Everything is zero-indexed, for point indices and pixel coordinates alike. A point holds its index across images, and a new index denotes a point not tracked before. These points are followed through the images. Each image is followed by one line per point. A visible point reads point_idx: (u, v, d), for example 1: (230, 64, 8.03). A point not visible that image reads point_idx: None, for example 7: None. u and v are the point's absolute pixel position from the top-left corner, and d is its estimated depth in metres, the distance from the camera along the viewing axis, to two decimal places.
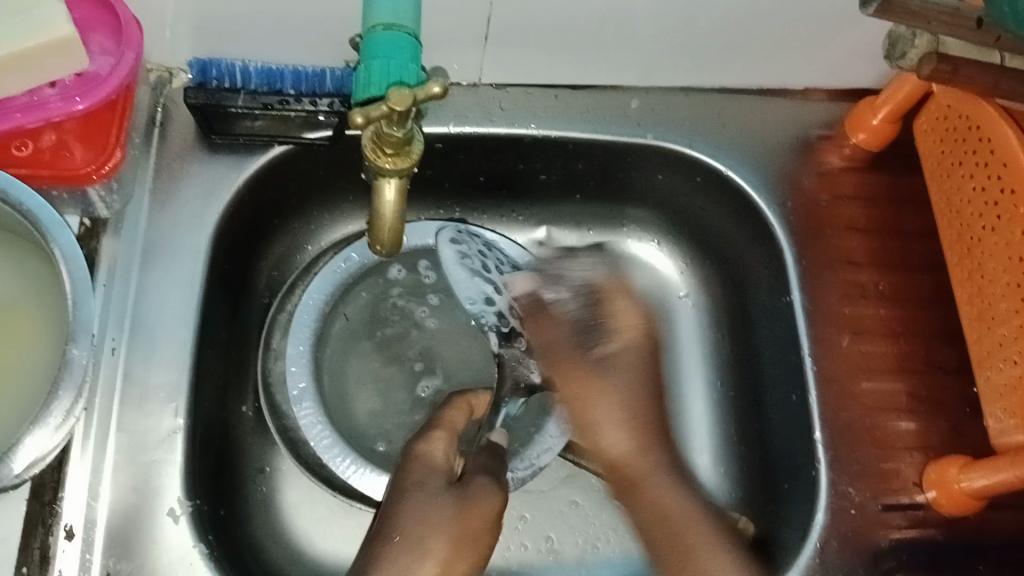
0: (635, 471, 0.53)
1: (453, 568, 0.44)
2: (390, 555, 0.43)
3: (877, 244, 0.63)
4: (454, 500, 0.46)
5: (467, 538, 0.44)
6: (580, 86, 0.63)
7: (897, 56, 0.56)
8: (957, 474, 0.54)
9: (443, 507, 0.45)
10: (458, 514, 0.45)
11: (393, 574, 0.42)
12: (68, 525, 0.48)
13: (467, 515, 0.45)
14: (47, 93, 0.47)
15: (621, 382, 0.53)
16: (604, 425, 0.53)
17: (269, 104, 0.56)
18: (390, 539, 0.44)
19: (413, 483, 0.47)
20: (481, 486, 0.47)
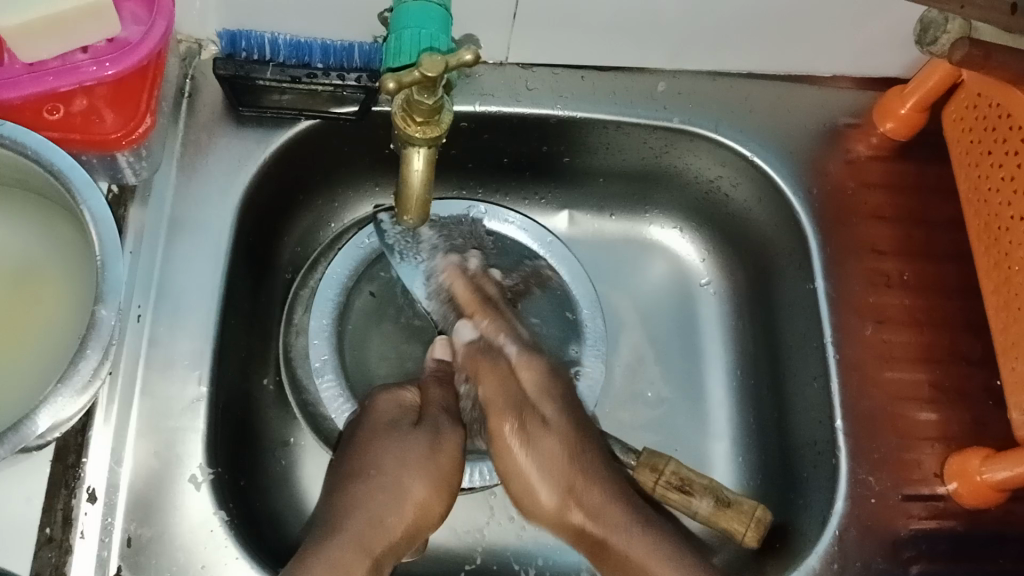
0: (569, 492, 0.55)
1: (423, 502, 0.53)
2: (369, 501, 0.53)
3: (903, 233, 0.62)
4: (426, 439, 0.55)
5: (439, 474, 0.54)
6: (607, 68, 0.63)
7: (928, 41, 0.55)
8: (979, 465, 0.54)
9: (419, 455, 0.54)
10: (429, 454, 0.54)
11: (369, 507, 0.52)
12: (90, 488, 0.48)
13: (437, 458, 0.54)
14: (79, 58, 0.48)
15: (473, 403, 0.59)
16: (526, 448, 0.55)
17: (296, 76, 0.55)
18: (367, 478, 0.53)
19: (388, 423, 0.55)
20: (452, 431, 0.55)
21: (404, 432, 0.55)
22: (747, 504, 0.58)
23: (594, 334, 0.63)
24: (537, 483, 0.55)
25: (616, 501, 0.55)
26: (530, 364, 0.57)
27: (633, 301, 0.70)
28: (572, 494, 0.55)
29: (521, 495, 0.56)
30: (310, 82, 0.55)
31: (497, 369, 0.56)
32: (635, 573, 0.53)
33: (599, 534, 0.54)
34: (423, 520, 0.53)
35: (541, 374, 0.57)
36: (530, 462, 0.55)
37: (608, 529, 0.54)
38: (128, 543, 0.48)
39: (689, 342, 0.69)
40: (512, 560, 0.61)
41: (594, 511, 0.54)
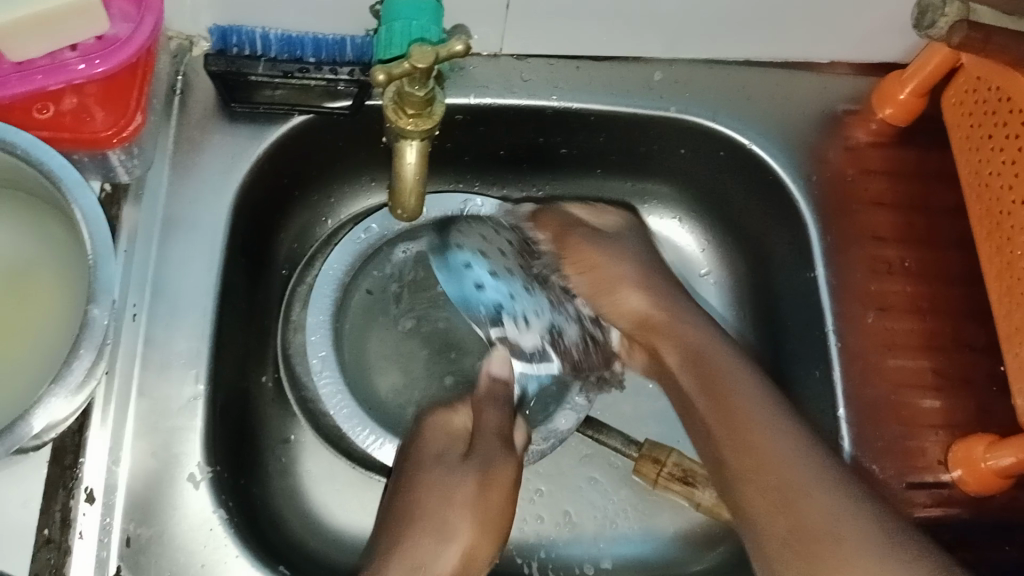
0: (641, 312, 0.57)
1: (481, 547, 0.52)
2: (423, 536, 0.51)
3: (905, 220, 0.62)
4: (474, 474, 0.53)
5: (487, 515, 0.53)
6: (602, 57, 0.63)
7: (926, 24, 0.55)
8: (983, 452, 0.53)
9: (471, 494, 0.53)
10: (477, 493, 0.53)
11: (422, 540, 0.51)
12: (88, 488, 0.47)
13: (488, 492, 0.53)
14: (68, 55, 0.48)
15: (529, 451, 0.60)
16: (628, 291, 0.58)
17: (288, 71, 0.55)
18: (414, 519, 0.52)
19: (433, 452, 0.54)
20: (502, 459, 0.54)
21: (453, 465, 0.54)
22: None
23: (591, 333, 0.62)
24: (651, 323, 0.57)
25: (742, 401, 0.50)
26: (585, 254, 0.59)
27: None
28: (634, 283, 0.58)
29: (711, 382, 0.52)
30: (302, 75, 0.56)
31: (579, 250, 0.59)
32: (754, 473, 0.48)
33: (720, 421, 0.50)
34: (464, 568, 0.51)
35: (632, 234, 0.61)
36: (607, 259, 0.58)
37: (665, 325, 0.56)
38: (127, 544, 0.48)
39: None
40: (515, 554, 0.61)
41: (676, 342, 0.55)
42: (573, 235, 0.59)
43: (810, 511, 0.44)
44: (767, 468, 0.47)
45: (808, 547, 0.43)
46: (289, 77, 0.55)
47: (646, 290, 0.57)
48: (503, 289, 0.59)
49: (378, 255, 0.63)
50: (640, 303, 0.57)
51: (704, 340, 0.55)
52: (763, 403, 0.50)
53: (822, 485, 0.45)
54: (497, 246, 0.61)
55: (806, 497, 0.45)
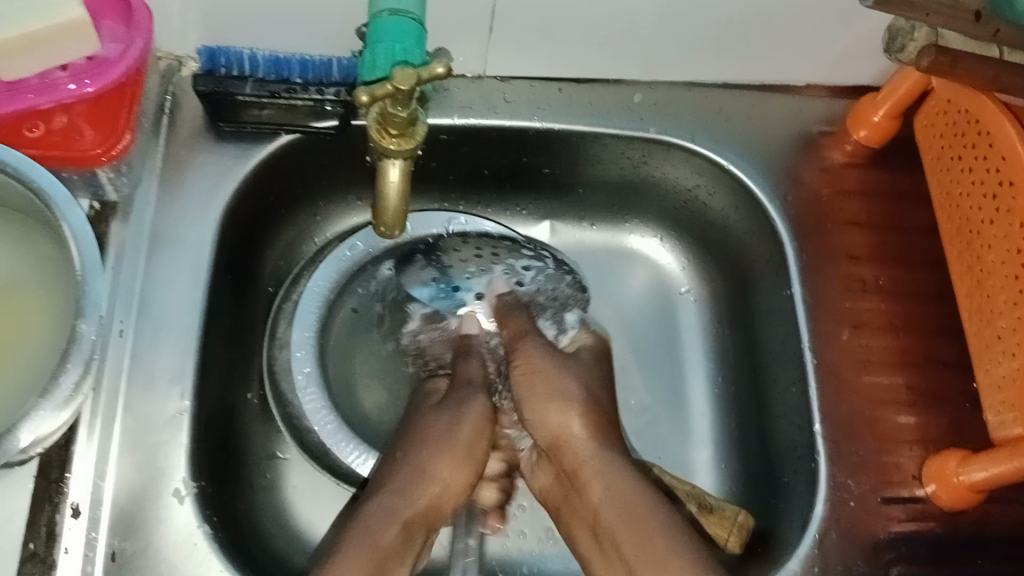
0: (574, 460, 0.54)
1: (455, 477, 0.55)
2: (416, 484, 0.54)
3: (879, 239, 0.63)
4: (449, 421, 0.57)
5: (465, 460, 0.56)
6: (583, 80, 0.64)
7: (897, 49, 0.56)
8: (956, 467, 0.54)
9: (458, 453, 0.56)
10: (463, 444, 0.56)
11: (429, 488, 0.54)
12: (75, 503, 0.48)
13: (462, 439, 0.56)
14: (58, 75, 0.48)
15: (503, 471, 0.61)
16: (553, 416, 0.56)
17: (276, 91, 0.56)
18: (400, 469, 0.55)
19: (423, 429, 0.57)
20: (475, 404, 0.58)
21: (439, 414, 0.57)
22: (730, 509, 0.58)
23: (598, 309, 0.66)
24: (575, 468, 0.54)
25: (613, 482, 0.53)
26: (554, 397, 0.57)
27: (614, 310, 0.70)
28: (599, 469, 0.54)
29: (564, 459, 0.55)
30: (290, 95, 0.56)
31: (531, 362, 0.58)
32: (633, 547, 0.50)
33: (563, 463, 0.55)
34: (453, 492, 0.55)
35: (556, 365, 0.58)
36: (555, 402, 0.56)
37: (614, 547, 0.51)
38: (111, 559, 0.48)
39: (671, 351, 0.69)
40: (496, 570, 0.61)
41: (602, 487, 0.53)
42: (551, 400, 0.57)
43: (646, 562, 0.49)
44: (625, 514, 0.51)
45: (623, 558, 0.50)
46: (276, 97, 0.56)
47: (592, 429, 0.56)
48: (454, 288, 0.62)
49: (363, 273, 0.63)
50: (569, 424, 0.56)
51: (596, 450, 0.55)
52: (629, 476, 0.53)
53: (670, 539, 0.49)
54: (457, 257, 0.63)
55: (652, 537, 0.50)
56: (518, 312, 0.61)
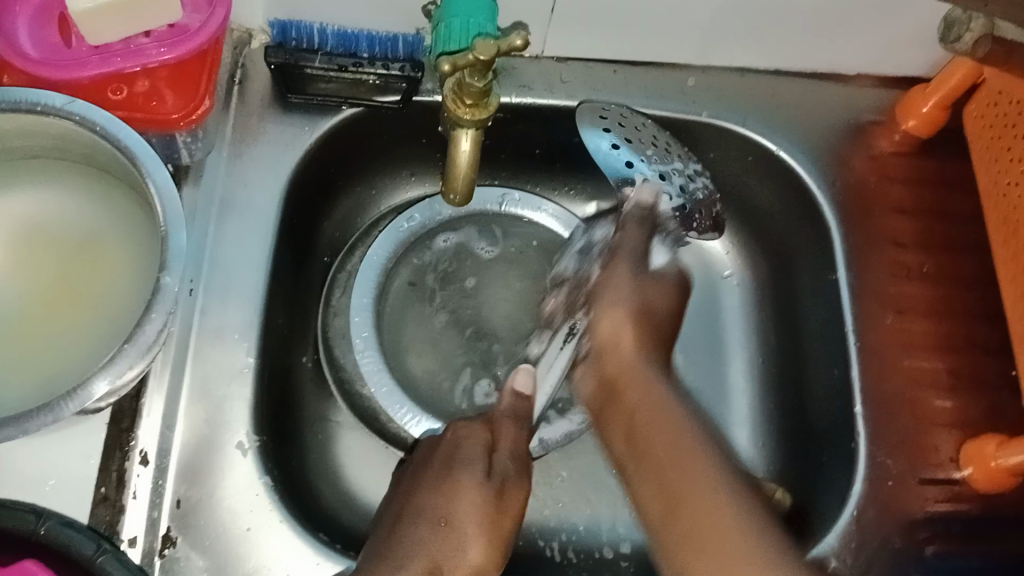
0: (627, 363, 0.51)
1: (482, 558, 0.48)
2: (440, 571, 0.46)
3: (923, 227, 0.64)
4: (494, 490, 0.50)
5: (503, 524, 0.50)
6: (639, 62, 0.65)
7: (954, 38, 0.57)
8: (994, 450, 0.56)
9: (483, 499, 0.50)
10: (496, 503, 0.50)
11: (440, 548, 0.47)
12: (143, 450, 0.50)
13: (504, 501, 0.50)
14: (142, 42, 0.51)
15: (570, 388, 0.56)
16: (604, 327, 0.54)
17: (344, 64, 0.59)
18: (433, 522, 0.48)
19: (464, 457, 0.52)
20: (518, 482, 0.52)
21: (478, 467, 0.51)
22: (767, 487, 0.60)
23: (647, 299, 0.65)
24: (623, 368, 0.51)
25: (654, 425, 0.46)
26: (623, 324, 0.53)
27: None
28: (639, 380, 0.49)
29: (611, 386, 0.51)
30: (355, 70, 0.59)
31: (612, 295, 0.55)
32: (674, 498, 0.42)
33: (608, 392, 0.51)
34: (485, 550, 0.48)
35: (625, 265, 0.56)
36: (613, 286, 0.55)
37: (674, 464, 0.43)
38: (176, 506, 0.51)
39: (713, 333, 0.71)
40: (537, 535, 0.63)
41: (629, 406, 0.48)
42: (619, 357, 0.52)
43: (693, 476, 0.42)
44: (654, 424, 0.46)
45: (680, 505, 0.42)
46: (342, 71, 0.59)
47: (640, 346, 0.52)
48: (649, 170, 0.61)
49: (420, 243, 0.66)
50: (618, 317, 0.53)
51: (637, 357, 0.51)
52: (677, 400, 0.48)
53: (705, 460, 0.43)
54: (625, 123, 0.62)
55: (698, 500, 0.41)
56: (644, 225, 0.59)
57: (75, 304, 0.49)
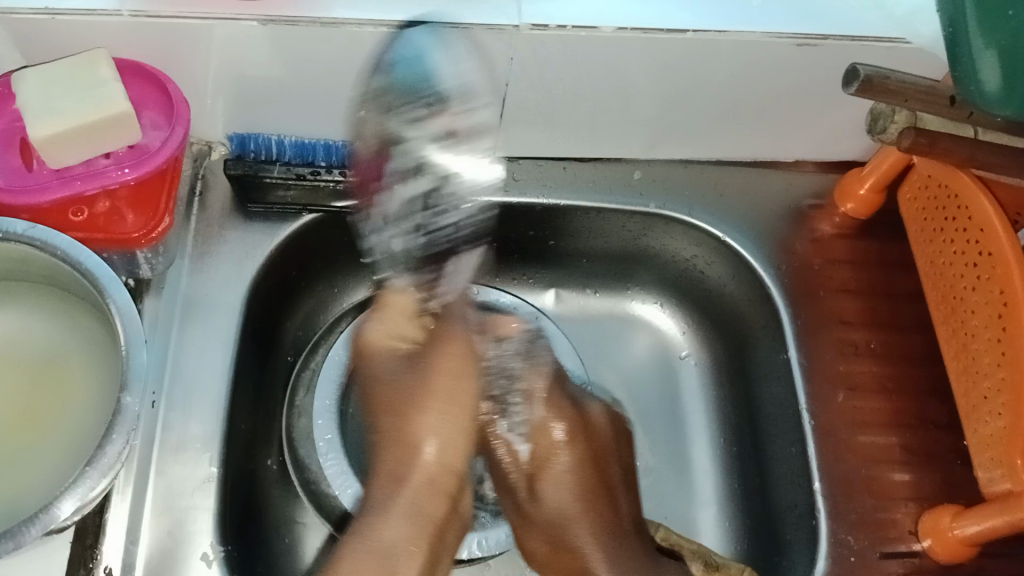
0: (572, 542, 0.57)
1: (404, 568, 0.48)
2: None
3: (869, 305, 0.67)
4: (410, 494, 0.50)
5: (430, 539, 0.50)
6: (587, 159, 0.68)
7: (879, 129, 0.60)
8: (951, 522, 0.57)
9: (423, 504, 0.51)
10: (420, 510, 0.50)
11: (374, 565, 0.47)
12: (107, 568, 0.50)
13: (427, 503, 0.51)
14: (103, 163, 0.53)
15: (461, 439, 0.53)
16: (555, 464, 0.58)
17: (305, 172, 0.60)
18: (368, 543, 0.48)
19: (392, 482, 0.51)
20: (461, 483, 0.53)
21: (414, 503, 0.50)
22: (734, 568, 0.60)
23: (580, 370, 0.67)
24: (426, 395, 0.53)
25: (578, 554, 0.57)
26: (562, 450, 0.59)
27: (620, 376, 0.73)
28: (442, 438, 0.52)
29: (405, 436, 0.52)
30: (315, 178, 0.60)
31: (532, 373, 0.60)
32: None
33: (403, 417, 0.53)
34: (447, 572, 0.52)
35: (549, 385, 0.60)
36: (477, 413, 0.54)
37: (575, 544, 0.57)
38: None
39: (674, 414, 0.72)
40: None
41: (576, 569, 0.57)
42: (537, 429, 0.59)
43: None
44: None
45: None
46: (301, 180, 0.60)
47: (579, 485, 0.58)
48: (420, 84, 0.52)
49: None
50: (556, 484, 0.58)
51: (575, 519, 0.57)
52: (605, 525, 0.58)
53: None
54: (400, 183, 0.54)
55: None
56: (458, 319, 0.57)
57: (39, 423, 0.49)
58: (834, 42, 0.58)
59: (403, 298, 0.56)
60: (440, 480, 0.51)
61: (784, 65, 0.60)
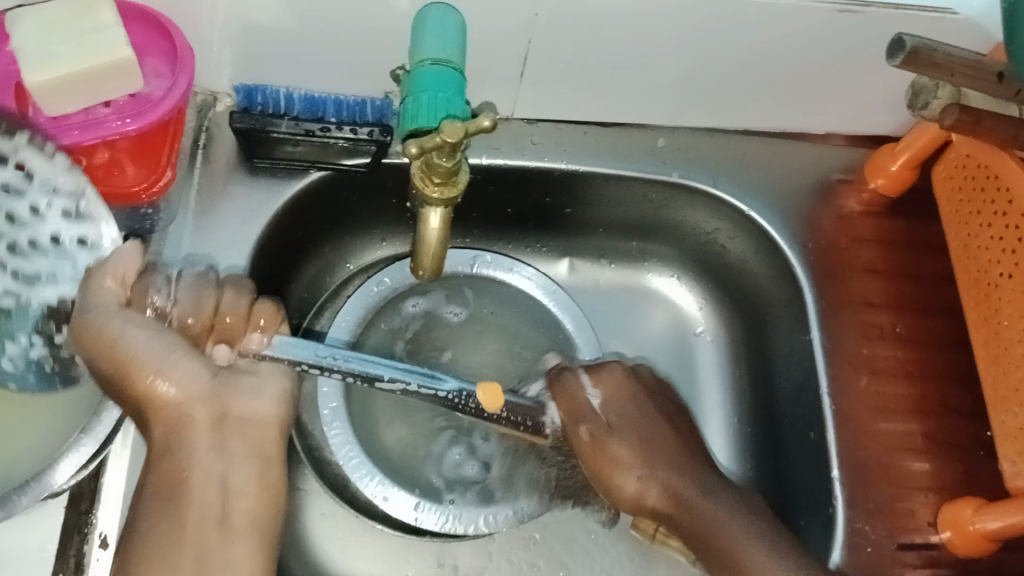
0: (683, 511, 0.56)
1: (235, 538, 0.48)
2: (184, 523, 0.47)
3: (897, 287, 0.64)
4: (211, 447, 0.48)
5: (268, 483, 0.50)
6: (608, 123, 0.65)
7: (919, 106, 0.57)
8: (972, 515, 0.55)
9: (207, 434, 0.48)
10: (217, 439, 0.48)
11: (159, 533, 0.46)
12: (103, 534, 0.50)
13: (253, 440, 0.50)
14: (102, 111, 0.50)
15: (197, 371, 0.48)
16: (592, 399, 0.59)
17: (9, 165, 0.49)
18: (172, 506, 0.47)
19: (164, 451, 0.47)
20: (250, 398, 0.50)
21: (224, 456, 0.49)
22: None
23: (589, 348, 0.64)
24: (129, 371, 0.45)
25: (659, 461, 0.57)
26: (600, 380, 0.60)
27: (634, 351, 0.71)
28: (164, 374, 0.46)
29: (137, 401, 0.47)
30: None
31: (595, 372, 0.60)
32: (694, 517, 0.55)
33: (118, 378, 0.46)
34: (270, 487, 0.50)
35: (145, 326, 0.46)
36: (150, 366, 0.46)
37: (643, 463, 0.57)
38: None
39: (687, 391, 0.71)
40: None
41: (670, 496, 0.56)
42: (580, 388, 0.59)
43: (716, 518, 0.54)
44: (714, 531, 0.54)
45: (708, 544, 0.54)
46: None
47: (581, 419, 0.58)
48: None
49: (389, 307, 0.65)
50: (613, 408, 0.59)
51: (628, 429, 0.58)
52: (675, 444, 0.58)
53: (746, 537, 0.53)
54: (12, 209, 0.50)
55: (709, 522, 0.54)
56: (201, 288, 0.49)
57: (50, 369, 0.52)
58: (876, 9, 0.55)
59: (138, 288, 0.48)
60: (188, 415, 0.47)
61: (820, 32, 0.56)
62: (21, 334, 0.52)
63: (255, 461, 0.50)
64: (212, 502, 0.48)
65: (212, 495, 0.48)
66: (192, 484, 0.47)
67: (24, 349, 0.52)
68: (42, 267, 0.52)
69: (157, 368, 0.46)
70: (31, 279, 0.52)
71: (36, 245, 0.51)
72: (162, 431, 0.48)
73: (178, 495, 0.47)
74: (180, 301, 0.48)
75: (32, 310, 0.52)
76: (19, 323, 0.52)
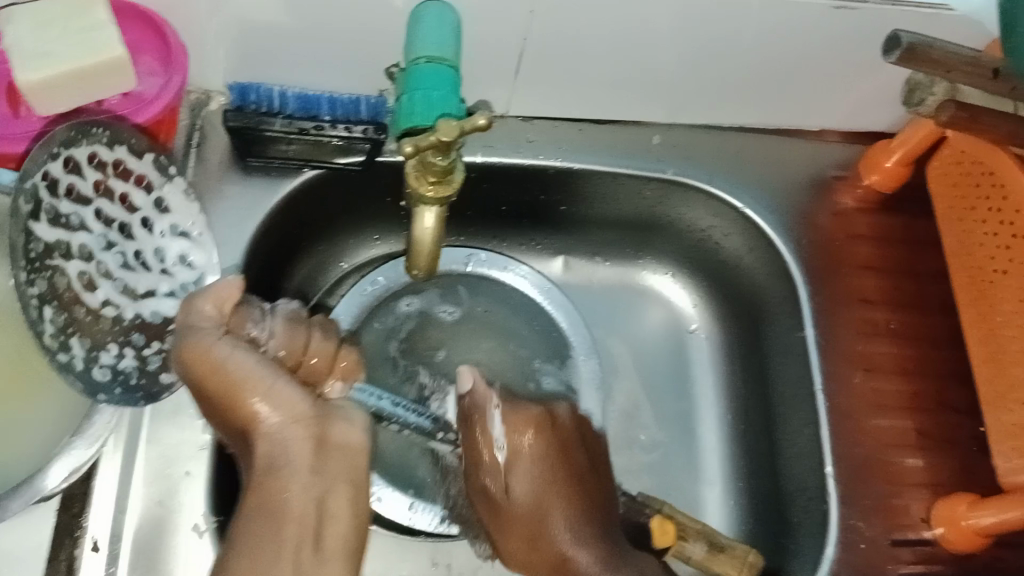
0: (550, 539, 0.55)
1: (335, 564, 0.42)
2: (285, 540, 0.40)
3: (891, 284, 0.64)
4: (311, 470, 0.43)
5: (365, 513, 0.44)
6: (604, 121, 0.65)
7: (915, 102, 0.56)
8: (966, 511, 0.56)
9: (305, 452, 0.43)
10: (315, 459, 0.43)
11: (260, 548, 0.40)
12: (94, 537, 0.50)
13: (331, 466, 0.44)
14: (95, 110, 0.51)
15: (300, 394, 0.44)
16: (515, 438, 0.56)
17: (115, 200, 0.53)
18: (277, 518, 0.41)
19: (265, 471, 0.43)
20: (342, 419, 0.45)
21: (312, 476, 0.43)
22: (740, 548, 0.58)
23: (583, 346, 0.65)
24: (240, 387, 0.43)
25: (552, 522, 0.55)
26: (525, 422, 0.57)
27: (629, 348, 0.72)
28: (271, 392, 0.43)
29: (237, 420, 0.44)
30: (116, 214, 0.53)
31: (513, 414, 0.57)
32: None
33: (225, 402, 0.43)
34: (362, 516, 0.44)
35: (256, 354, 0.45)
36: (261, 383, 0.43)
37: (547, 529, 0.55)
38: None
39: (681, 388, 0.71)
40: None
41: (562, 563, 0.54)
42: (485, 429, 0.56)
43: None
44: None
45: None
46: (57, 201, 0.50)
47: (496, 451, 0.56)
48: None
49: (382, 307, 0.65)
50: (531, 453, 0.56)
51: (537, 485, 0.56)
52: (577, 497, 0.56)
53: None
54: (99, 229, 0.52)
55: None
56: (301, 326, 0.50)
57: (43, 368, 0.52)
58: (872, 5, 0.54)
59: (239, 318, 0.48)
60: (290, 438, 0.43)
61: (816, 28, 0.56)
62: (111, 341, 0.53)
63: (352, 485, 0.44)
64: (312, 521, 0.42)
65: (311, 513, 0.42)
66: (292, 500, 0.42)
67: (114, 360, 0.52)
68: (144, 284, 0.54)
69: (266, 387, 0.43)
70: (134, 293, 0.54)
71: (143, 260, 0.54)
72: (263, 450, 0.43)
73: (277, 501, 0.41)
74: (277, 331, 0.49)
75: (125, 320, 0.54)
76: (109, 331, 0.53)
